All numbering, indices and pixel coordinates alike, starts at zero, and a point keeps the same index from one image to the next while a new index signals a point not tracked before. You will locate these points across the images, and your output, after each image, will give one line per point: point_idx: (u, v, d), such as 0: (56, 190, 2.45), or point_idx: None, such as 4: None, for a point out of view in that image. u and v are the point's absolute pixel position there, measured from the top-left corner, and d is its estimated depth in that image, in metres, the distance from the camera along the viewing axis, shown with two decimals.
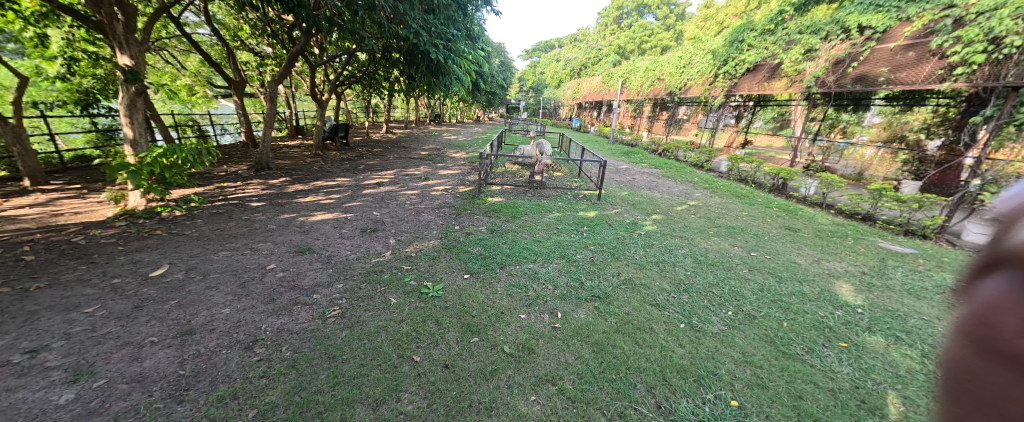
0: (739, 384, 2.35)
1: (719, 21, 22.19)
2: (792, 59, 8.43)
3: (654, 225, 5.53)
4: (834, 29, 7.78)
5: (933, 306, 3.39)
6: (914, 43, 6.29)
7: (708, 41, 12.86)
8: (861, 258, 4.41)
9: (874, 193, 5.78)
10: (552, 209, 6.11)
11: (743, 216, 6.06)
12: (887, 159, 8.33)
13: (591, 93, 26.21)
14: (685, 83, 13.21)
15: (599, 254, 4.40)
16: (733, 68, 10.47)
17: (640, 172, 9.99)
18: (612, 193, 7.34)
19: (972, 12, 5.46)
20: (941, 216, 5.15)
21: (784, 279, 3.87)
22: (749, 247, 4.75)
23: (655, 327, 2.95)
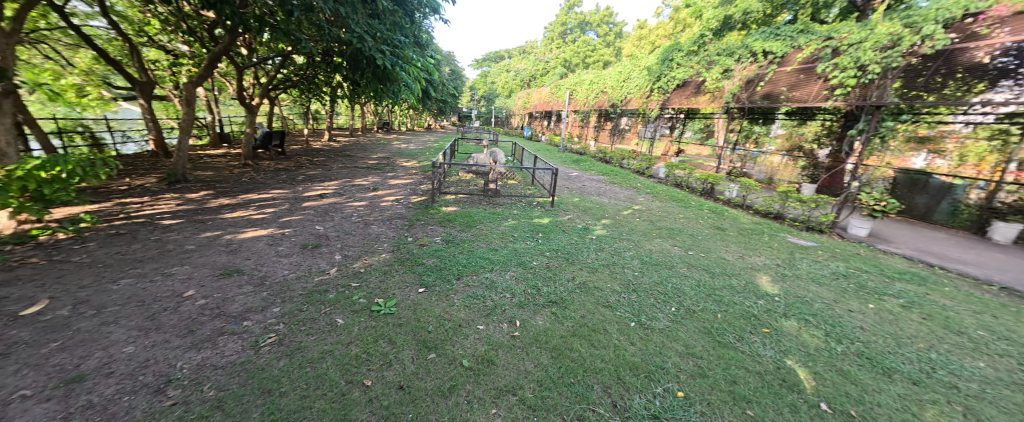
0: (684, 376, 2.53)
1: (651, 41, 24.46)
2: (712, 78, 9.52)
3: (603, 229, 5.84)
4: (744, 52, 8.87)
5: (830, 290, 3.99)
6: (805, 67, 7.38)
7: (643, 59, 14.09)
8: (775, 252, 5.07)
9: (781, 195, 6.71)
10: (508, 217, 6.16)
11: (680, 218, 6.64)
12: (790, 166, 9.75)
13: (541, 103, 27.20)
14: (626, 97, 14.28)
15: (554, 259, 4.52)
16: (665, 84, 11.55)
17: (589, 179, 10.49)
18: (564, 200, 7.61)
19: (843, 44, 6.59)
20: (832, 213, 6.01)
21: (717, 275, 4.30)
22: (687, 246, 5.21)
23: (609, 327, 3.09)
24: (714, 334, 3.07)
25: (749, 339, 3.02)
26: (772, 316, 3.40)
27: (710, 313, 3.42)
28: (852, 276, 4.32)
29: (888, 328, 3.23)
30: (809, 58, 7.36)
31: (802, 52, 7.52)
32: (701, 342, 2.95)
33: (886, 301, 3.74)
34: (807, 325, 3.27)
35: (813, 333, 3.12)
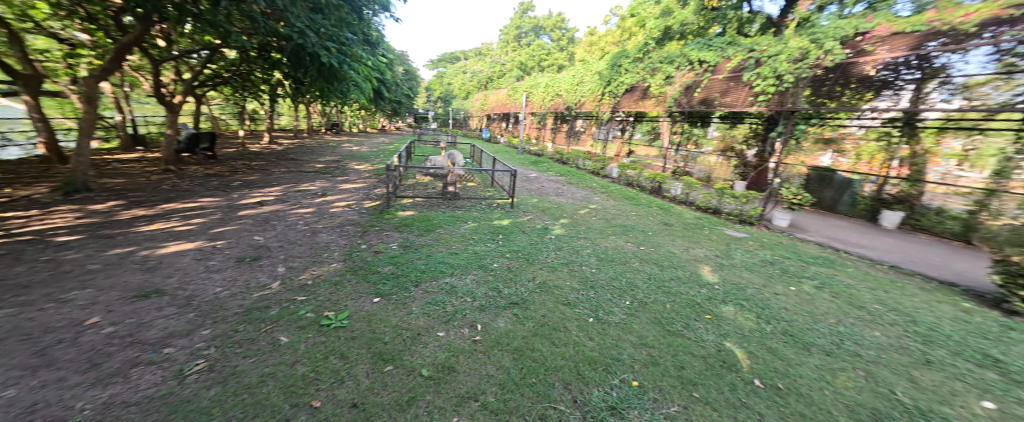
0: (638, 366, 2.66)
1: (602, 47, 25.70)
2: (657, 83, 10.23)
3: (562, 229, 6.00)
4: (683, 61, 9.63)
5: (760, 276, 4.44)
6: (733, 76, 8.21)
7: (594, 64, 14.76)
8: (714, 244, 5.54)
9: (718, 191, 7.35)
10: (468, 220, 6.09)
11: (632, 215, 7.02)
12: (723, 164, 10.93)
13: (499, 105, 27.34)
14: (580, 100, 14.85)
15: (514, 260, 4.55)
16: (616, 89, 12.17)
17: (547, 179, 10.73)
18: (523, 201, 7.70)
19: (763, 56, 7.41)
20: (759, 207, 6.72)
21: (665, 268, 4.59)
22: (638, 242, 5.52)
23: (568, 324, 3.18)
24: (664, 323, 3.27)
25: (694, 326, 3.26)
26: (713, 303, 3.71)
27: (660, 304, 3.65)
28: (778, 263, 4.85)
29: (807, 307, 3.67)
30: (737, 67, 8.18)
31: (730, 63, 8.37)
32: (652, 332, 3.13)
33: (805, 283, 4.24)
34: (742, 309, 3.61)
35: (747, 317, 3.45)
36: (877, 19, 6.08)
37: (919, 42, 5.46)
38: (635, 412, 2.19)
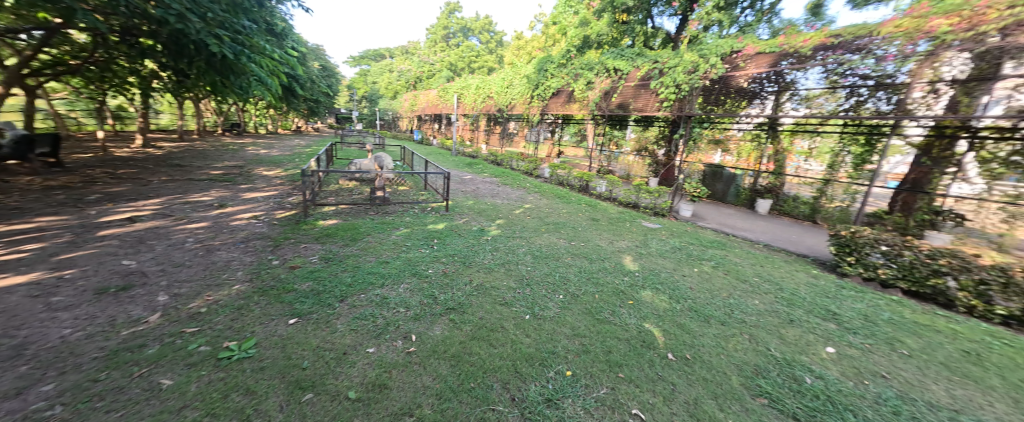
0: (572, 356, 2.80)
1: (528, 52, 26.72)
2: (579, 88, 10.96)
3: (498, 229, 6.06)
4: (600, 69, 10.46)
5: (672, 261, 5.02)
6: (642, 84, 9.18)
7: (522, 68, 15.24)
8: (634, 235, 6.12)
9: (636, 187, 8.14)
10: (399, 225, 5.80)
11: (564, 213, 7.40)
12: (638, 163, 11.93)
13: (429, 106, 26.67)
14: (510, 102, 15.22)
15: (451, 265, 4.45)
16: (544, 92, 12.72)
17: (482, 181, 10.74)
18: (458, 203, 7.60)
19: (664, 67, 8.44)
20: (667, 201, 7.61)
21: (594, 261, 4.92)
22: (569, 238, 5.84)
23: (506, 324, 3.21)
24: (593, 313, 3.50)
25: (619, 312, 3.55)
26: (634, 289, 4.08)
27: (590, 295, 3.89)
28: (685, 249, 5.54)
29: (709, 285, 4.26)
30: (645, 76, 9.18)
31: (638, 71, 9.36)
32: (583, 322, 3.33)
33: (706, 265, 4.91)
34: (658, 292, 4.04)
35: (661, 298, 3.87)
36: (746, 40, 7.41)
37: (775, 61, 6.72)
38: (569, 400, 2.29)
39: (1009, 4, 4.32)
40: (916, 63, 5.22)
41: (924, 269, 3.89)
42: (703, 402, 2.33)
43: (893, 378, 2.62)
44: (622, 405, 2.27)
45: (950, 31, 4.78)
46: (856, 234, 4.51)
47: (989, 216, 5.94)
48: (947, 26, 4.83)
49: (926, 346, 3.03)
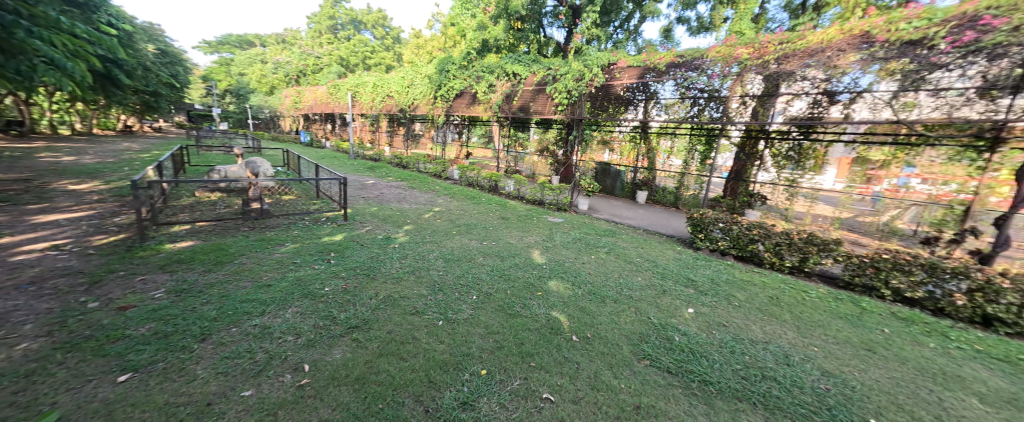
0: (487, 354, 2.79)
1: (428, 51, 26.12)
2: (482, 91, 11.19)
3: (405, 236, 5.74)
4: (501, 72, 10.84)
5: (573, 251, 5.51)
6: (538, 88, 9.85)
7: (422, 67, 14.79)
8: (540, 230, 6.53)
9: (540, 186, 8.69)
10: (285, 241, 5.00)
11: (475, 214, 7.43)
12: (542, 162, 12.76)
13: (318, 104, 23.79)
14: (412, 102, 14.63)
15: (353, 279, 4.02)
16: (447, 93, 12.57)
17: (387, 186, 10.03)
18: (359, 211, 6.96)
19: (557, 74, 9.27)
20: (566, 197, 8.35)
21: (505, 258, 5.06)
22: (481, 238, 5.89)
23: (418, 334, 3.02)
24: (506, 309, 3.59)
25: (530, 305, 3.72)
26: (543, 281, 4.34)
27: (502, 292, 3.99)
28: (584, 239, 6.13)
29: (604, 269, 4.79)
30: (540, 81, 9.89)
31: (534, 77, 10.07)
32: (497, 319, 3.38)
33: (602, 251, 5.52)
34: (563, 281, 4.37)
35: (566, 287, 4.20)
36: (618, 55, 8.62)
37: (641, 73, 7.97)
38: (485, 399, 2.27)
39: (779, 42, 6.10)
40: (732, 79, 6.77)
41: (744, 237, 5.12)
42: (602, 373, 2.60)
43: (733, 326, 3.36)
44: (534, 393, 2.36)
45: (748, 59, 6.45)
46: (703, 215, 5.69)
47: (779, 195, 8.02)
48: (746, 55, 6.49)
49: (752, 297, 3.99)
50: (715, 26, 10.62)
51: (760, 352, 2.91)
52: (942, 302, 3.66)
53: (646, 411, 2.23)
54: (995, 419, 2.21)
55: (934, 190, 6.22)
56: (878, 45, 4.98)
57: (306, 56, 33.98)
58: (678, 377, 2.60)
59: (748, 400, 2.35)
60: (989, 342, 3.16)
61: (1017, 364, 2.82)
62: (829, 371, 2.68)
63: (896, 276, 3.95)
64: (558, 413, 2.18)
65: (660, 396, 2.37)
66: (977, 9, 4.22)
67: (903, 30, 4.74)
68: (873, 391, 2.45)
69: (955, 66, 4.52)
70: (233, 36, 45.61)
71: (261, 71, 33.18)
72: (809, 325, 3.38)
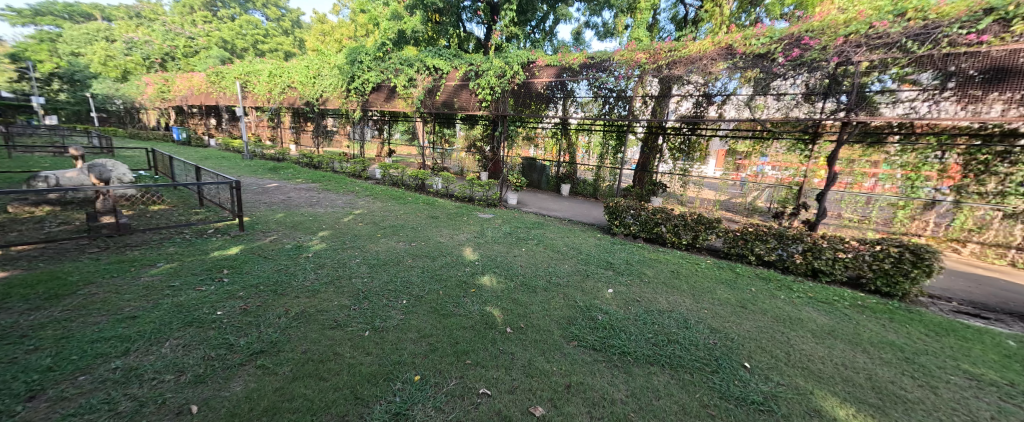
0: (419, 359, 2.66)
1: (336, 39, 23.85)
2: (402, 85, 10.64)
3: (321, 243, 5.17)
4: (421, 66, 10.41)
5: (505, 245, 5.60)
6: (461, 84, 9.71)
7: (331, 56, 13.40)
8: (471, 227, 6.50)
9: (469, 182, 8.63)
10: (157, 261, 4.08)
11: (400, 214, 7.05)
12: (469, 158, 13.00)
13: (197, 93, 19.87)
14: (321, 95, 13.17)
15: (256, 298, 3.47)
16: (362, 86, 11.65)
17: (295, 189, 8.90)
18: (260, 219, 6.05)
19: (480, 70, 9.24)
20: (495, 193, 8.46)
21: (436, 258, 4.91)
22: (409, 239, 5.61)
23: (339, 349, 2.73)
24: (439, 310, 3.49)
25: (464, 303, 3.67)
26: (476, 278, 4.32)
27: (435, 293, 3.86)
28: (515, 233, 6.29)
29: (534, 260, 4.99)
30: (463, 77, 9.77)
31: (456, 72, 9.88)
32: (430, 322, 3.25)
33: (531, 243, 5.74)
34: (496, 276, 4.41)
35: (499, 281, 4.25)
36: (536, 54, 9.02)
37: (558, 72, 8.41)
38: (419, 406, 2.16)
39: (668, 51, 7.09)
40: (635, 81, 7.52)
41: (650, 221, 5.83)
42: (535, 360, 2.71)
43: (645, 300, 3.81)
44: (470, 390, 2.35)
45: (646, 63, 7.28)
46: (617, 203, 6.28)
47: (675, 183, 9.33)
48: (644, 60, 7.32)
49: (658, 272, 4.58)
50: (617, 31, 11.78)
51: (666, 320, 3.35)
52: (787, 262, 4.67)
53: (576, 388, 2.39)
54: (821, 347, 2.92)
55: (780, 175, 7.96)
56: (738, 56, 6.15)
57: (173, 35, 27.56)
58: (602, 352, 2.84)
59: (658, 363, 2.68)
60: (816, 289, 4.14)
61: (833, 303, 3.77)
62: (715, 328, 3.21)
63: (758, 245, 4.89)
64: (495, 406, 2.19)
65: (588, 372, 2.57)
66: (798, 32, 5.63)
67: (754, 45, 5.98)
68: (746, 339, 3.02)
69: (789, 76, 5.69)
70: (58, 4, 35.18)
71: (109, 51, 26.36)
72: (701, 293, 3.99)
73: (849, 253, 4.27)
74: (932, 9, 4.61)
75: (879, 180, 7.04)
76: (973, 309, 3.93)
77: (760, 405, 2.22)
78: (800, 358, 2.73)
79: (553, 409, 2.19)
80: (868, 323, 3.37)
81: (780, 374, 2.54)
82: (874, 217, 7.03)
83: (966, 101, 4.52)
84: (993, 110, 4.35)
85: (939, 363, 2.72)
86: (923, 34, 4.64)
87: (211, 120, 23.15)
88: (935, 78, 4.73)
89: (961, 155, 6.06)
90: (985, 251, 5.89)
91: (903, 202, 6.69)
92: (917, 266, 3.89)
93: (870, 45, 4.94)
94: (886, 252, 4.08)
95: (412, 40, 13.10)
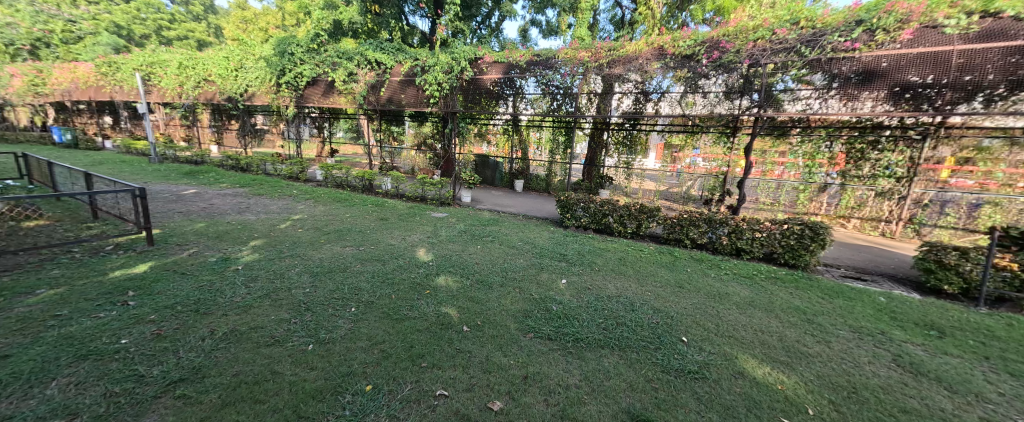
0: (371, 367, 2.54)
1: (262, 28, 21.71)
2: (341, 80, 9.95)
3: (253, 254, 4.68)
4: (361, 59, 9.83)
5: (459, 244, 5.54)
6: (407, 80, 9.32)
7: (256, 47, 12.12)
8: (425, 227, 6.34)
9: (421, 181, 8.39)
10: (37, 287, 3.40)
11: (346, 218, 6.63)
12: (420, 156, 12.77)
13: (84, 86, 16.79)
14: (247, 90, 11.87)
15: (173, 320, 3.04)
16: (295, 80, 10.69)
17: (219, 195, 7.95)
18: (175, 231, 5.31)
19: (425, 65, 8.95)
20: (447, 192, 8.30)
21: (387, 262, 4.70)
22: (357, 244, 5.31)
23: (278, 367, 2.49)
24: (391, 315, 3.35)
25: (418, 305, 3.58)
26: (430, 279, 4.21)
27: (386, 298, 3.70)
28: (469, 231, 6.24)
29: (489, 257, 5.00)
30: (409, 72, 9.39)
31: (401, 67, 9.49)
32: (381, 328, 3.11)
33: (486, 240, 5.74)
34: (452, 276, 4.34)
35: (454, 281, 4.19)
36: (483, 51, 8.98)
37: (506, 69, 8.45)
38: (372, 416, 2.04)
39: (608, 50, 7.47)
40: (580, 78, 7.81)
41: (599, 213, 6.13)
42: (492, 355, 2.72)
43: (596, 288, 4.01)
44: (427, 393, 2.28)
45: (588, 61, 7.63)
46: (568, 197, 6.50)
47: (620, 175, 9.90)
48: (586, 58, 7.64)
49: (607, 261, 4.84)
50: (561, 30, 12.15)
51: (614, 304, 3.56)
52: (716, 244, 5.19)
53: (533, 378, 2.44)
54: (742, 316, 3.30)
55: (709, 165, 8.80)
56: (668, 56, 6.66)
57: (47, 16, 22.43)
58: (557, 341, 2.94)
59: (608, 346, 2.84)
60: (739, 266, 4.67)
61: (753, 277, 4.29)
62: (657, 308, 3.48)
63: (692, 230, 5.36)
64: (453, 406, 2.16)
65: (544, 361, 2.64)
66: (717, 36, 6.20)
67: (681, 47, 6.49)
68: (684, 316, 3.31)
69: (711, 76, 6.30)
70: None
71: None
72: (645, 276, 4.30)
73: (764, 233, 4.85)
74: (818, 19, 5.40)
75: (786, 168, 8.06)
76: (856, 273, 4.72)
77: (695, 374, 2.45)
78: (727, 328, 3.06)
79: (511, 401, 2.21)
80: (780, 292, 3.87)
81: (711, 344, 2.82)
82: (783, 200, 8.07)
83: (847, 98, 5.37)
84: (866, 105, 5.32)
85: (832, 321, 3.22)
86: (812, 41, 5.39)
87: (105, 117, 19.72)
88: (824, 79, 5.52)
89: (844, 144, 7.19)
90: (864, 225, 7.06)
91: (803, 186, 7.78)
92: (814, 241, 4.54)
93: (773, 50, 5.61)
94: (791, 229, 4.70)
95: (350, 32, 12.34)
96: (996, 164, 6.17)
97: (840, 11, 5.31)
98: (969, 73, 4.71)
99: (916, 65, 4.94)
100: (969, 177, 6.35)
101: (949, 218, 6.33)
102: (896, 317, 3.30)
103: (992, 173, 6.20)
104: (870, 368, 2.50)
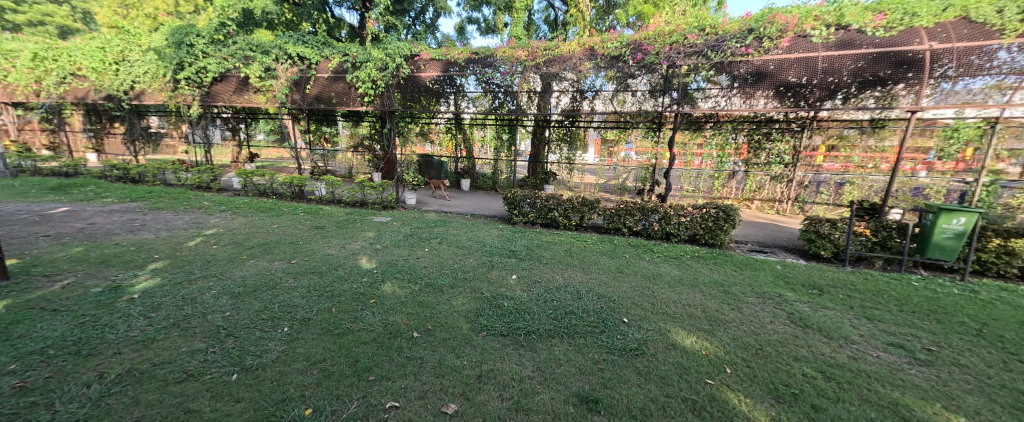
0: (310, 390, 2.33)
1: (149, 14, 18.58)
2: (255, 75, 8.86)
3: (153, 279, 4.00)
4: (279, 53, 8.86)
5: (405, 248, 5.31)
6: (337, 76, 8.64)
7: (143, 35, 10.28)
8: (367, 233, 5.98)
9: (359, 185, 7.86)
10: None
11: (273, 229, 5.99)
12: (358, 158, 12.01)
13: None
14: (134, 86, 10.05)
15: (42, 367, 2.46)
16: (198, 76, 9.30)
17: (102, 212, 6.65)
18: (41, 259, 4.31)
19: (357, 61, 8.37)
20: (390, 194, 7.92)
21: (325, 273, 4.34)
22: (288, 256, 4.83)
23: (192, 405, 2.16)
24: (332, 330, 3.10)
25: (362, 316, 3.36)
26: (375, 288, 3.99)
27: (325, 312, 3.42)
28: (415, 234, 6.04)
29: (438, 259, 4.89)
30: (338, 68, 8.70)
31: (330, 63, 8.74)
32: (321, 345, 2.87)
33: (433, 242, 5.60)
34: (398, 282, 4.15)
35: (401, 286, 4.02)
36: (420, 47, 8.67)
37: (444, 67, 8.27)
38: None
39: (544, 49, 7.66)
40: (519, 77, 7.93)
41: (545, 208, 6.32)
42: (444, 359, 2.66)
43: (545, 280, 4.13)
44: (376, 407, 2.15)
45: (526, 60, 7.74)
46: (514, 194, 6.60)
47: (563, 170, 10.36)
48: (524, 57, 7.76)
49: (554, 253, 5.03)
50: (498, 28, 12.21)
51: (562, 294, 3.72)
52: (649, 230, 5.67)
53: (487, 376, 2.44)
54: (674, 293, 3.65)
55: (640, 158, 9.47)
56: (599, 57, 7.04)
57: None
58: (509, 336, 2.98)
59: (558, 335, 2.95)
60: (668, 248, 5.15)
61: (681, 257, 4.76)
62: (601, 294, 3.71)
63: (628, 219, 5.79)
64: (405, 416, 2.07)
65: (497, 358, 2.65)
66: (640, 39, 6.72)
67: (610, 48, 6.92)
68: (624, 299, 3.56)
69: (637, 75, 6.81)
70: None
71: None
72: (588, 265, 4.55)
73: (688, 217, 5.41)
74: (719, 27, 6.16)
75: (703, 158, 8.98)
76: (760, 246, 5.50)
77: (635, 351, 2.66)
78: (661, 306, 3.37)
79: (466, 402, 2.19)
80: (702, 268, 4.37)
81: (648, 322, 3.07)
82: (701, 187, 9.02)
83: (746, 96, 6.44)
84: (760, 102, 6.48)
85: (743, 289, 3.71)
86: (715, 46, 6.08)
87: None
88: (728, 80, 6.41)
89: (746, 136, 8.27)
90: (764, 205, 8.26)
91: (717, 174, 8.76)
92: (727, 222, 5.19)
93: (687, 52, 6.27)
94: (708, 213, 5.30)
95: (265, 22, 11.08)
96: (853, 150, 7.62)
97: (735, 21, 6.13)
98: (831, 76, 5.68)
99: (794, 68, 5.77)
100: (836, 162, 7.77)
101: (823, 195, 7.71)
102: (789, 281, 3.91)
103: (851, 157, 7.63)
104: (771, 326, 2.93)
